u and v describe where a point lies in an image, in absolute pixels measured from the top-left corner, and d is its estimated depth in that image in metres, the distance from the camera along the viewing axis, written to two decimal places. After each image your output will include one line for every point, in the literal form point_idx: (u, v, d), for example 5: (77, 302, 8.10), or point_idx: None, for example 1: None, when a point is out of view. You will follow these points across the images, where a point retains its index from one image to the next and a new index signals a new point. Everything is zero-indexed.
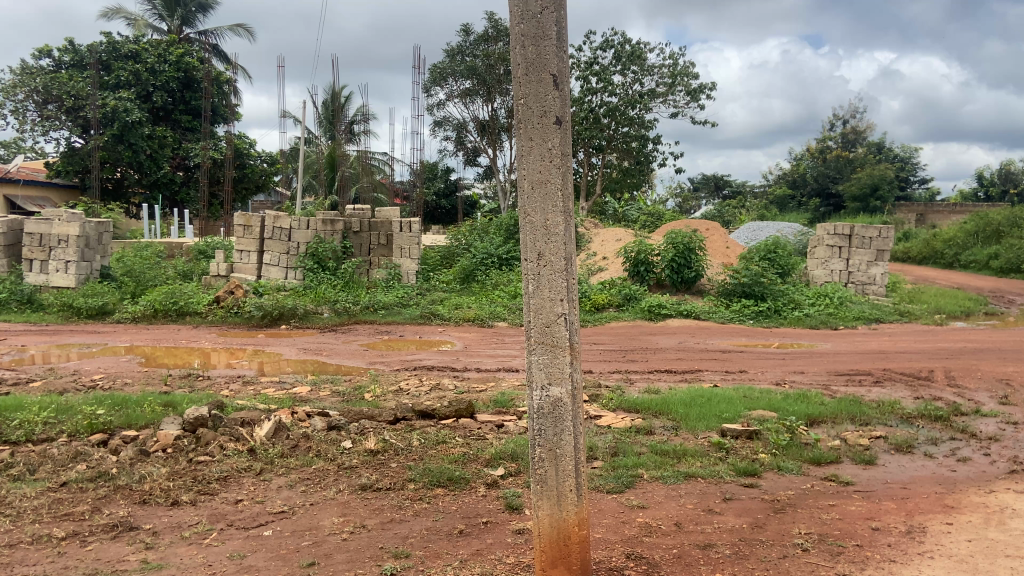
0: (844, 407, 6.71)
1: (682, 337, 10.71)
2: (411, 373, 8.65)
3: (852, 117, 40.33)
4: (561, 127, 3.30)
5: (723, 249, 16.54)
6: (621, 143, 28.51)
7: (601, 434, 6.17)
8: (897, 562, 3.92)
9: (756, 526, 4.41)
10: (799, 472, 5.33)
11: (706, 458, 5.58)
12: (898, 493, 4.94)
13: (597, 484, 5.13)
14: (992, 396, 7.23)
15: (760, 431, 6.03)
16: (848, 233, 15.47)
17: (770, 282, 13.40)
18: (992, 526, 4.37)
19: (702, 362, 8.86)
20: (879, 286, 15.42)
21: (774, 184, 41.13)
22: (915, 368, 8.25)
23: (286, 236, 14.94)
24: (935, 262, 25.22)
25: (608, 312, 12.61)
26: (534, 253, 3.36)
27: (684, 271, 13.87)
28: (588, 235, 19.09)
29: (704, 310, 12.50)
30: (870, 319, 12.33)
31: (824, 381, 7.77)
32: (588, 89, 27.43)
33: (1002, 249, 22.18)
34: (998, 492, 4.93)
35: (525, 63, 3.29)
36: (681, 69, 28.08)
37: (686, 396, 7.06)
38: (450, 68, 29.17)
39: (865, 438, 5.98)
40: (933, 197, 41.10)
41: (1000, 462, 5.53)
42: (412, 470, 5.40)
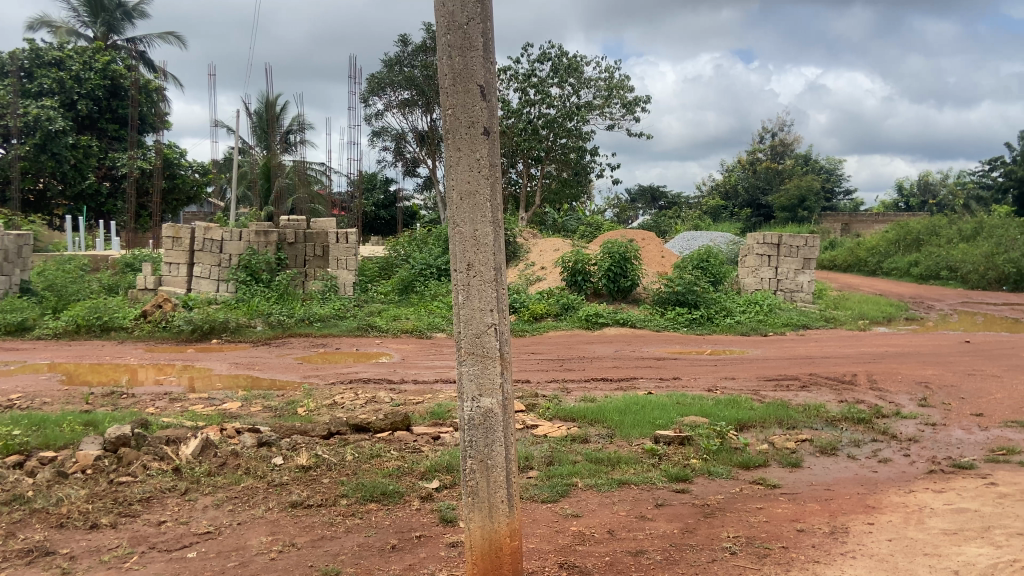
0: (772, 411, 6.89)
1: (618, 345, 10.83)
2: (346, 386, 8.51)
3: (780, 130, 41.77)
4: (488, 137, 3.31)
5: (658, 258, 16.84)
6: (559, 154, 28.91)
7: (537, 444, 6.18)
8: (821, 563, 4.03)
9: (686, 531, 4.48)
10: (728, 476, 5.44)
11: (639, 465, 5.64)
12: (822, 495, 5.10)
13: (532, 493, 5.13)
14: (911, 398, 7.53)
15: (691, 437, 6.14)
16: (776, 242, 15.94)
17: (703, 291, 13.68)
18: (911, 525, 4.53)
19: (637, 370, 8.98)
20: (806, 294, 15.85)
21: (707, 195, 42.20)
22: (840, 372, 8.53)
23: (217, 248, 14.63)
24: (859, 269, 26.20)
25: (546, 322, 12.65)
26: (464, 263, 3.35)
27: (620, 280, 14.07)
28: (526, 245, 19.19)
29: (640, 319, 12.68)
30: (798, 325, 12.71)
31: (754, 387, 7.95)
32: (526, 101, 27.68)
33: (921, 258, 23.23)
34: (917, 492, 5.11)
35: (452, 73, 3.28)
36: (617, 82, 28.61)
37: (621, 404, 7.13)
38: (388, 78, 29.01)
39: (792, 442, 6.15)
40: (857, 207, 42.81)
41: (918, 463, 5.74)
42: (344, 485, 5.30)
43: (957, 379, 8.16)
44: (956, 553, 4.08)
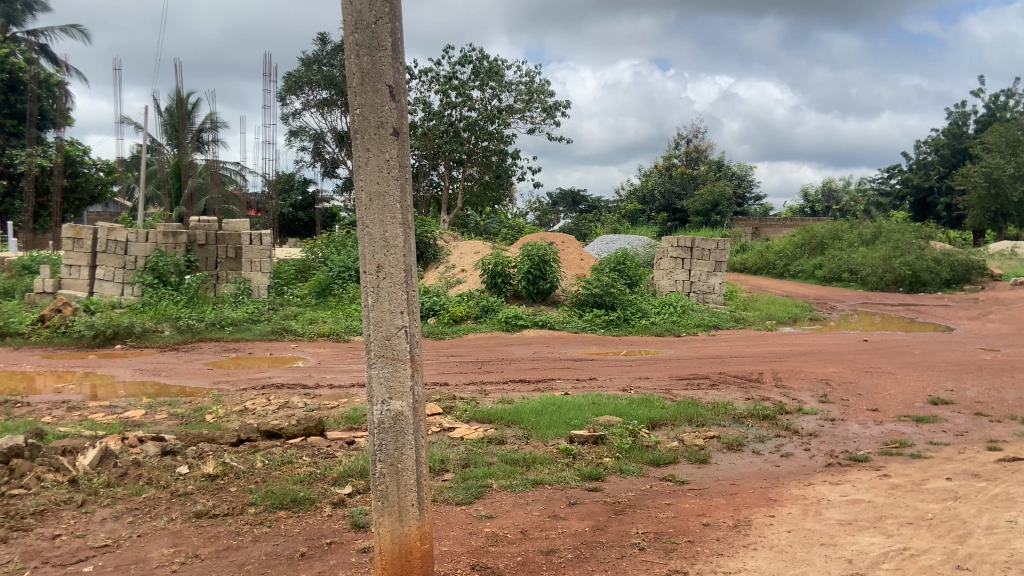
0: (682, 409, 7.08)
1: (536, 347, 10.92)
2: (258, 391, 8.29)
3: (694, 137, 43.07)
4: (398, 137, 3.28)
5: (577, 260, 17.07)
6: (481, 157, 29.05)
7: (453, 446, 6.16)
8: (724, 555, 4.16)
9: (597, 529, 4.55)
10: (640, 474, 5.56)
11: (553, 465, 5.71)
12: (728, 489, 5.27)
13: (446, 496, 5.10)
14: (813, 395, 7.87)
15: (605, 436, 6.25)
16: (689, 245, 16.41)
17: (619, 292, 13.95)
18: (809, 516, 4.73)
19: (555, 371, 9.08)
20: (718, 295, 16.38)
21: (626, 199, 43.08)
22: (747, 371, 8.84)
23: (122, 250, 14.05)
24: (767, 271, 27.23)
25: (466, 324, 12.62)
26: (373, 265, 3.30)
27: (539, 283, 14.18)
28: (447, 247, 19.15)
29: (559, 320, 12.83)
30: (710, 326, 13.11)
31: (666, 386, 8.15)
32: (447, 103, 27.63)
33: (825, 261, 24.34)
34: (815, 485, 5.34)
35: (360, 73, 3.23)
36: (538, 86, 28.91)
37: (538, 405, 7.19)
38: (306, 77, 28.43)
39: (700, 438, 6.33)
40: (767, 212, 44.51)
41: (818, 457, 6.00)
42: (252, 494, 5.16)
43: (855, 376, 8.58)
44: (850, 543, 4.28)
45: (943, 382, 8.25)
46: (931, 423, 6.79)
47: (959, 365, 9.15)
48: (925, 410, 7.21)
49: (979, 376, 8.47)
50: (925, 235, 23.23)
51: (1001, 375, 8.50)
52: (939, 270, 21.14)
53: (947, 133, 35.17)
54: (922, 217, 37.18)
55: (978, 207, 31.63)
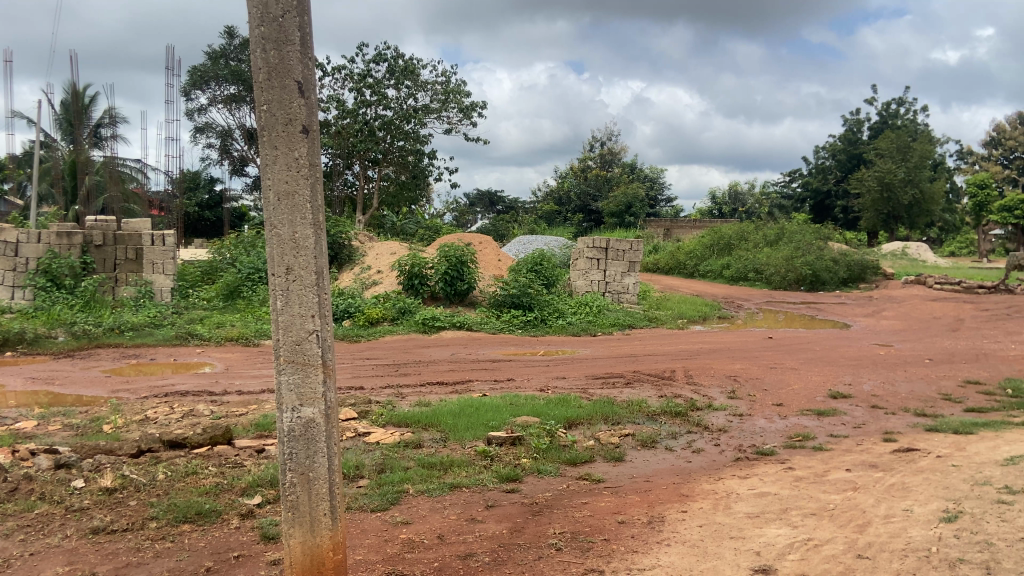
0: (598, 408, 7.16)
1: (454, 349, 10.85)
2: (161, 399, 7.91)
3: (608, 139, 43.90)
4: (307, 136, 3.18)
5: (495, 261, 17.09)
6: (397, 157, 28.76)
7: (369, 452, 6.03)
8: (638, 552, 4.22)
9: (515, 530, 4.54)
10: (557, 473, 5.60)
11: (471, 467, 5.67)
12: (642, 487, 5.36)
13: (360, 502, 4.99)
14: (722, 391, 8.11)
15: (522, 436, 6.25)
16: (604, 246, 16.67)
17: (536, 293, 14.04)
18: (719, 510, 4.86)
19: (472, 373, 9.03)
20: (632, 295, 16.72)
21: (542, 200, 43.49)
22: (660, 369, 9.04)
23: (11, 251, 13.20)
24: (679, 271, 28.02)
25: (382, 327, 12.43)
26: (282, 267, 3.17)
27: (456, 284, 14.12)
28: (363, 247, 18.85)
29: (476, 321, 12.79)
30: (624, 325, 13.36)
31: (583, 385, 8.24)
32: (362, 101, 27.21)
33: (733, 261, 25.22)
34: (725, 479, 5.49)
35: (267, 67, 3.10)
36: (454, 86, 28.81)
37: (455, 407, 7.13)
38: (212, 72, 27.42)
39: (615, 437, 6.42)
40: (677, 214, 45.78)
41: (727, 451, 6.18)
42: (155, 507, 4.91)
43: (761, 372, 8.90)
44: (758, 535, 4.42)
45: (841, 376, 8.65)
46: (831, 416, 7.10)
47: (856, 360, 9.62)
48: (825, 404, 7.54)
49: (874, 370, 8.93)
50: (824, 236, 24.41)
51: (895, 369, 8.97)
52: (837, 270, 22.19)
53: (843, 139, 37.04)
54: (821, 219, 39.06)
55: (872, 209, 33.41)
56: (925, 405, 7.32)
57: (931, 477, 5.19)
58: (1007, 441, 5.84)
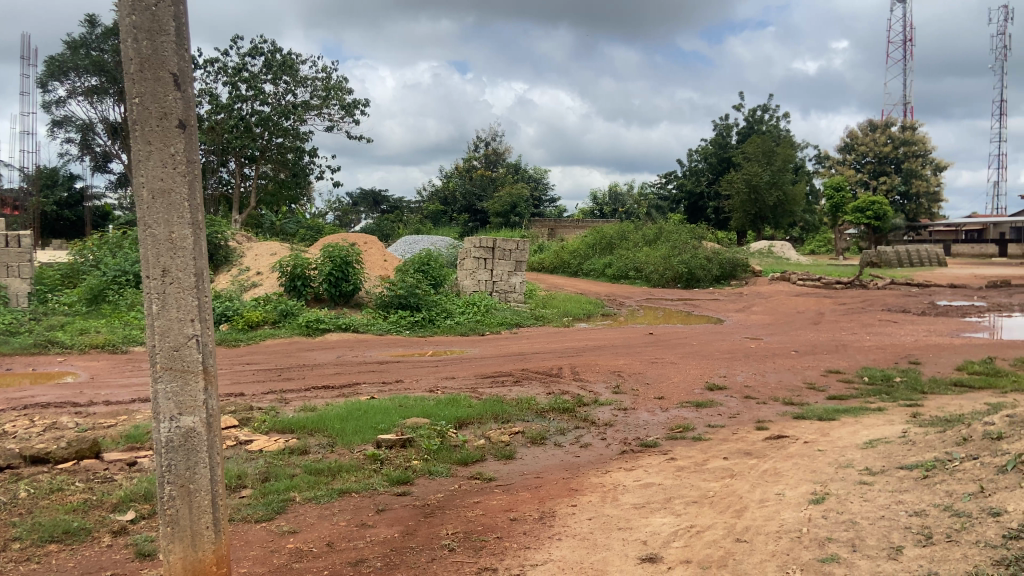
0: (488, 407, 7.19)
1: (339, 351, 10.61)
2: (18, 413, 7.29)
3: (493, 140, 44.25)
4: (185, 131, 3.02)
5: (381, 262, 16.84)
6: (276, 154, 27.85)
7: (251, 460, 5.79)
8: (530, 548, 4.27)
9: (407, 534, 4.49)
10: (448, 474, 5.57)
11: (360, 471, 5.55)
12: (533, 482, 5.43)
13: (243, 513, 4.78)
14: (607, 386, 8.35)
15: (412, 438, 6.18)
16: (491, 246, 16.77)
17: (424, 294, 13.95)
18: (606, 502, 5.00)
19: (359, 375, 8.86)
20: (518, 294, 16.92)
21: (427, 200, 43.28)
22: (548, 366, 9.19)
23: None
24: (563, 270, 28.59)
25: (263, 330, 11.97)
26: (158, 269, 2.99)
27: (341, 285, 13.81)
28: (240, 248, 18.08)
29: (362, 323, 12.55)
30: (511, 324, 13.50)
31: (472, 384, 8.26)
32: (237, 96, 26.11)
33: (614, 259, 26.01)
34: (612, 472, 5.65)
35: (138, 59, 2.91)
36: (335, 83, 28.19)
37: (343, 411, 6.97)
38: (71, 62, 25.53)
39: (506, 435, 6.48)
40: (560, 214, 46.70)
41: (613, 445, 6.37)
42: (16, 527, 4.52)
43: (643, 367, 9.22)
44: (644, 525, 4.58)
45: (717, 369, 9.10)
46: (709, 407, 7.45)
47: (730, 353, 10.14)
48: (703, 396, 7.90)
49: (747, 363, 9.44)
50: (698, 235, 25.62)
51: (765, 361, 9.52)
52: (711, 268, 23.29)
53: (714, 143, 38.97)
54: (695, 219, 40.92)
55: (741, 210, 35.24)
56: (793, 394, 7.81)
57: (800, 462, 5.54)
58: (865, 425, 6.32)
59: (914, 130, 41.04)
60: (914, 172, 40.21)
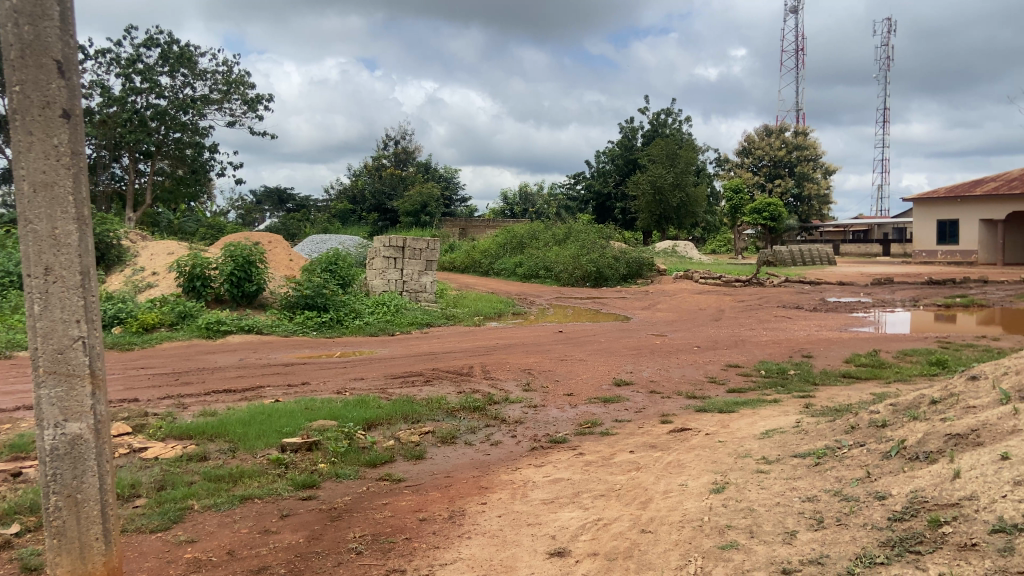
0: (397, 407, 7.11)
1: (242, 354, 10.26)
2: None
3: (402, 138, 43.92)
4: (69, 121, 2.84)
5: (286, 261, 16.39)
6: (173, 150, 26.76)
7: (146, 468, 5.52)
8: (439, 548, 4.25)
9: (312, 538, 4.38)
10: (356, 476, 5.47)
11: (264, 477, 5.38)
12: (443, 482, 5.40)
13: (137, 523, 4.55)
14: (518, 384, 8.40)
15: (319, 441, 6.04)
16: (401, 244, 16.59)
17: (331, 294, 13.67)
18: (516, 499, 5.02)
19: (263, 378, 8.59)
20: (428, 293, 16.85)
21: (335, 199, 42.47)
22: (458, 365, 9.16)
23: None
24: (474, 270, 28.61)
25: (159, 333, 11.43)
26: (40, 267, 2.80)
27: (244, 285, 13.37)
28: (134, 247, 17.21)
29: (266, 324, 12.19)
30: (421, 323, 13.39)
31: (381, 385, 8.15)
32: (131, 88, 24.90)
33: (525, 259, 26.26)
34: (522, 469, 5.68)
35: (20, 44, 2.73)
36: (236, 77, 27.30)
37: (245, 415, 6.74)
38: None
39: (415, 435, 6.41)
40: (471, 213, 46.69)
41: (523, 442, 6.40)
42: None
43: (553, 364, 9.33)
44: (553, 520, 4.63)
45: (624, 365, 9.30)
46: (616, 403, 7.60)
47: (636, 349, 10.40)
48: (611, 391, 8.06)
49: (653, 359, 9.70)
50: (605, 236, 26.16)
51: (669, 357, 9.79)
52: (618, 267, 23.80)
53: (620, 145, 39.92)
54: (603, 219, 41.73)
55: (647, 211, 36.14)
56: (695, 388, 8.07)
57: (702, 453, 5.72)
58: (762, 417, 6.59)
59: (805, 135, 43.20)
60: (806, 175, 42.41)
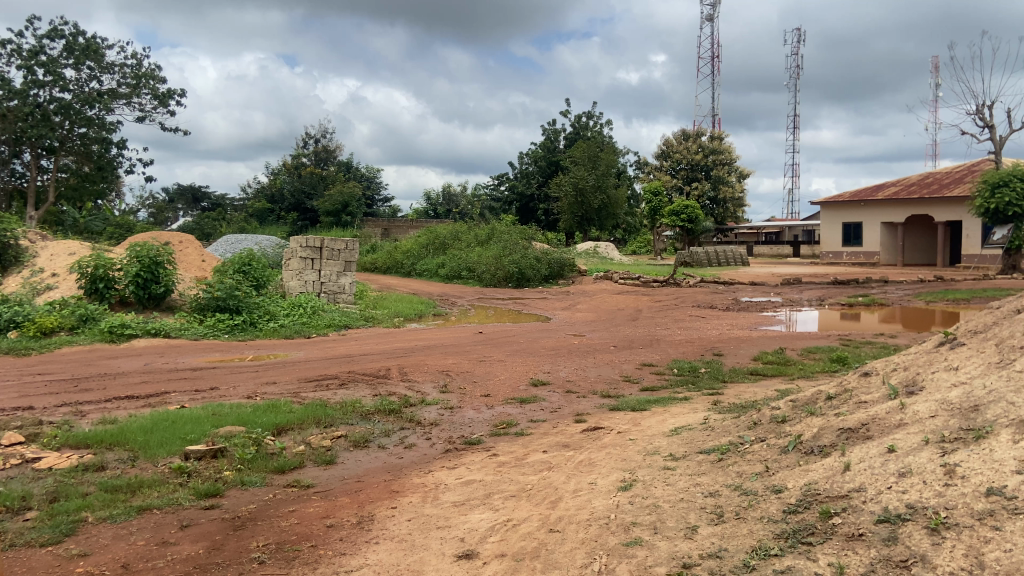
0: (310, 412, 6.96)
1: (148, 358, 9.88)
2: None
3: (322, 137, 43.25)
4: None
5: (198, 262, 15.87)
6: (78, 146, 25.59)
7: (37, 480, 5.24)
8: (345, 554, 4.17)
9: (213, 549, 4.24)
10: (263, 484, 5.33)
11: (164, 486, 5.19)
12: (353, 487, 5.31)
13: (25, 538, 4.30)
14: (435, 386, 8.35)
15: (225, 448, 5.86)
16: (319, 245, 16.26)
17: (244, 295, 13.30)
18: (427, 503, 4.98)
19: (169, 384, 8.28)
20: (347, 295, 16.62)
21: (253, 198, 41.39)
22: (375, 368, 9.05)
23: None
24: (395, 271, 28.38)
25: (58, 337, 10.89)
26: None
27: (150, 287, 12.88)
28: (32, 247, 16.33)
29: (175, 327, 11.78)
30: (339, 326, 13.17)
31: (294, 389, 7.96)
32: (32, 81, 23.67)
33: (447, 260, 26.20)
34: (434, 471, 5.65)
35: None
36: (146, 71, 26.30)
37: (148, 422, 6.47)
38: None
39: (327, 439, 6.30)
40: (395, 214, 46.28)
41: (437, 444, 6.37)
42: None
43: (471, 366, 9.32)
44: (462, 522, 4.62)
45: (542, 365, 9.37)
46: (532, 403, 7.64)
47: (554, 349, 10.51)
48: (528, 392, 8.11)
49: (570, 359, 9.81)
50: (527, 236, 26.36)
51: (586, 357, 9.92)
52: (540, 268, 23.95)
53: (543, 147, 40.23)
54: (526, 220, 42.02)
55: (569, 212, 36.53)
56: (610, 387, 8.20)
57: (613, 452, 5.81)
58: (672, 415, 6.75)
59: (721, 140, 44.47)
60: (722, 179, 43.79)
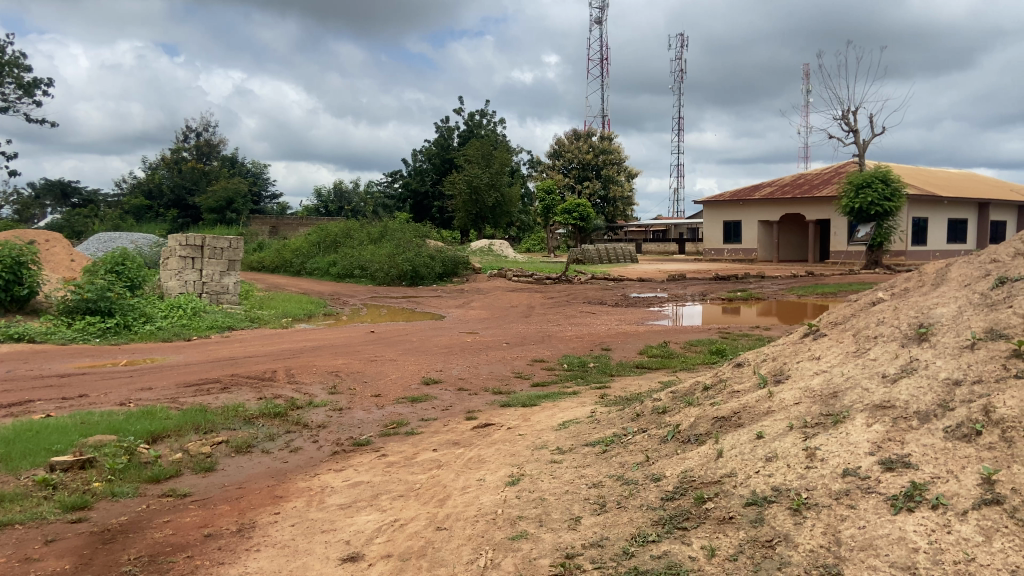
0: (188, 417, 6.67)
1: (9, 365, 9.15)
2: None
3: (205, 130, 41.50)
4: None
5: (66, 262, 14.89)
6: None
7: None
8: (224, 563, 4.03)
9: (81, 564, 4.00)
10: (135, 494, 5.07)
11: (27, 500, 4.83)
12: (233, 494, 5.13)
13: None
14: (323, 387, 8.18)
15: (94, 458, 5.52)
16: (200, 243, 15.62)
17: (118, 296, 12.60)
18: (312, 506, 4.88)
19: (33, 392, 7.71)
20: (232, 294, 16.04)
21: (128, 194, 39.24)
22: (260, 370, 8.76)
23: None
24: (284, 269, 27.56)
25: None
26: None
27: (13, 289, 12.00)
28: None
29: (39, 332, 11.00)
30: (223, 327, 12.67)
31: (172, 394, 7.61)
32: None
33: (338, 258, 25.68)
34: (321, 474, 5.53)
35: None
36: (9, 59, 24.46)
37: (8, 433, 6.01)
38: None
39: (206, 446, 6.05)
40: (283, 211, 44.97)
41: (324, 447, 6.24)
42: None
43: (361, 365, 9.18)
44: (348, 524, 4.54)
45: (434, 363, 9.34)
46: (423, 401, 7.62)
47: (447, 347, 10.51)
48: (419, 390, 8.07)
49: (462, 356, 9.84)
50: (421, 234, 26.27)
51: (477, 354, 9.96)
52: (434, 265, 23.77)
53: (437, 144, 40.21)
54: (420, 217, 41.69)
55: (463, 210, 36.46)
56: (501, 384, 8.28)
57: (502, 447, 5.87)
58: (561, 408, 6.88)
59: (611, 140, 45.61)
60: (612, 178, 44.93)
